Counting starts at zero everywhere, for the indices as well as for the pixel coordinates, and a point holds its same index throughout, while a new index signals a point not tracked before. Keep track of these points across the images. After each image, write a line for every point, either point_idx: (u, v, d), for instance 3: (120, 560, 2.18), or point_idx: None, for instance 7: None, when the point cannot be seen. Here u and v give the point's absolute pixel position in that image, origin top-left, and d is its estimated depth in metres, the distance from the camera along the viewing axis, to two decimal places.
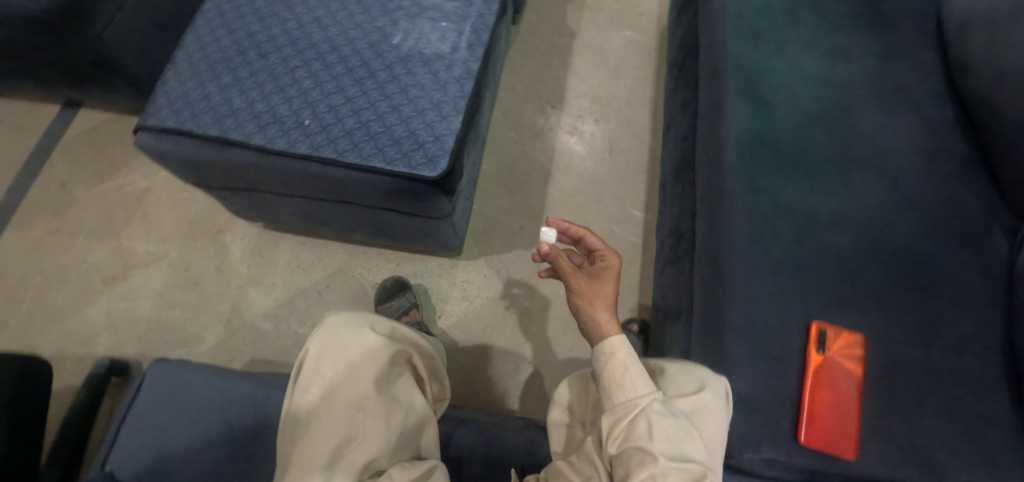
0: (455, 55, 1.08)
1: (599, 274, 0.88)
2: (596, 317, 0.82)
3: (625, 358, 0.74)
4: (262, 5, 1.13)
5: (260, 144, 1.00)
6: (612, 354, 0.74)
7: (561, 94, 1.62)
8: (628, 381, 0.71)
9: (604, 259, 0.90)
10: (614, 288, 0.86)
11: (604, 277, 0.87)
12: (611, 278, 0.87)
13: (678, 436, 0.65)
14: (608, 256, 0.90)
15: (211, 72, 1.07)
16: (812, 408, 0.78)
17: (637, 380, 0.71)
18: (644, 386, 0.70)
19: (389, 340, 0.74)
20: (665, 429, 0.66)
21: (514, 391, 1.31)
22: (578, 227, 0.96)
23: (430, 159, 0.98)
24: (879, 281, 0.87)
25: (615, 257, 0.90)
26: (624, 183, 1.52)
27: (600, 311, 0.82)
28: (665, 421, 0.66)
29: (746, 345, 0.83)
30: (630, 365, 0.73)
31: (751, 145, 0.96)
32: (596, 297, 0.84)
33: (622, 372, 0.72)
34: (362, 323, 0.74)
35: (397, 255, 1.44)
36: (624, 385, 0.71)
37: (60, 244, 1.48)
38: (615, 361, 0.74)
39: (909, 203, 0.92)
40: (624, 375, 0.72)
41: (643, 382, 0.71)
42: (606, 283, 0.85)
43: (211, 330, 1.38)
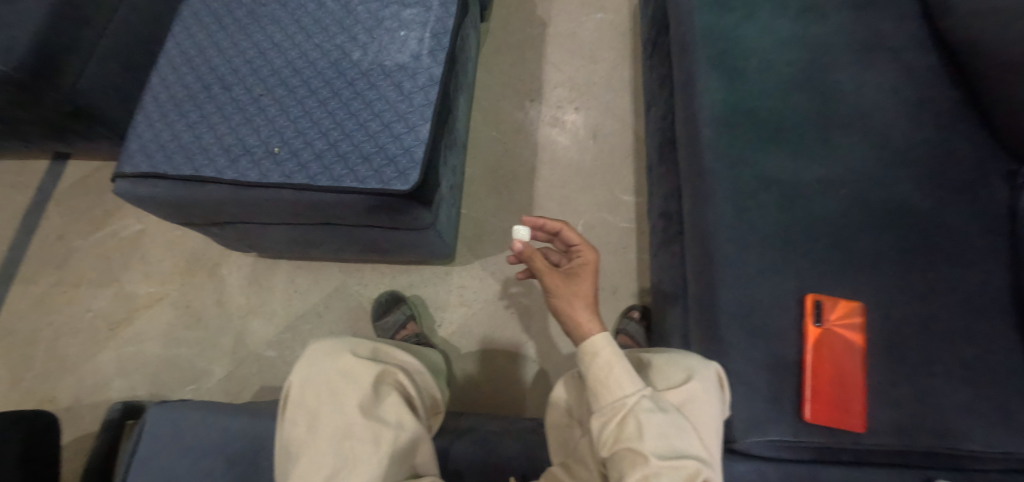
0: (417, 63, 1.07)
1: (577, 271, 0.86)
2: (576, 316, 0.81)
3: (609, 357, 0.74)
4: (221, 37, 1.13)
5: (233, 178, 1.00)
6: (596, 353, 0.75)
7: (538, 86, 1.59)
8: (614, 381, 0.72)
9: (581, 255, 0.89)
10: (592, 284, 0.85)
11: (582, 274, 0.86)
12: (589, 275, 0.86)
13: (668, 433, 0.67)
14: (585, 252, 0.88)
15: (178, 111, 1.06)
16: (814, 382, 0.76)
17: (623, 379, 0.72)
18: (630, 385, 0.71)
19: (368, 362, 0.75)
20: (655, 428, 0.67)
21: (523, 392, 1.30)
22: (553, 223, 0.94)
23: (401, 172, 0.97)
24: (874, 244, 0.83)
25: (593, 252, 0.89)
26: (611, 169, 1.49)
27: (580, 310, 0.81)
28: (654, 420, 0.68)
29: (741, 327, 0.80)
30: (615, 364, 0.73)
31: (728, 117, 0.92)
32: (575, 296, 0.83)
33: (608, 373, 0.73)
34: (343, 348, 0.76)
35: (391, 269, 1.44)
36: (610, 385, 0.72)
37: (64, 296, 1.50)
38: (600, 361, 0.74)
39: (899, 158, 0.88)
40: (610, 375, 0.72)
41: (630, 381, 0.71)
42: (584, 281, 0.84)
43: (218, 364, 1.39)
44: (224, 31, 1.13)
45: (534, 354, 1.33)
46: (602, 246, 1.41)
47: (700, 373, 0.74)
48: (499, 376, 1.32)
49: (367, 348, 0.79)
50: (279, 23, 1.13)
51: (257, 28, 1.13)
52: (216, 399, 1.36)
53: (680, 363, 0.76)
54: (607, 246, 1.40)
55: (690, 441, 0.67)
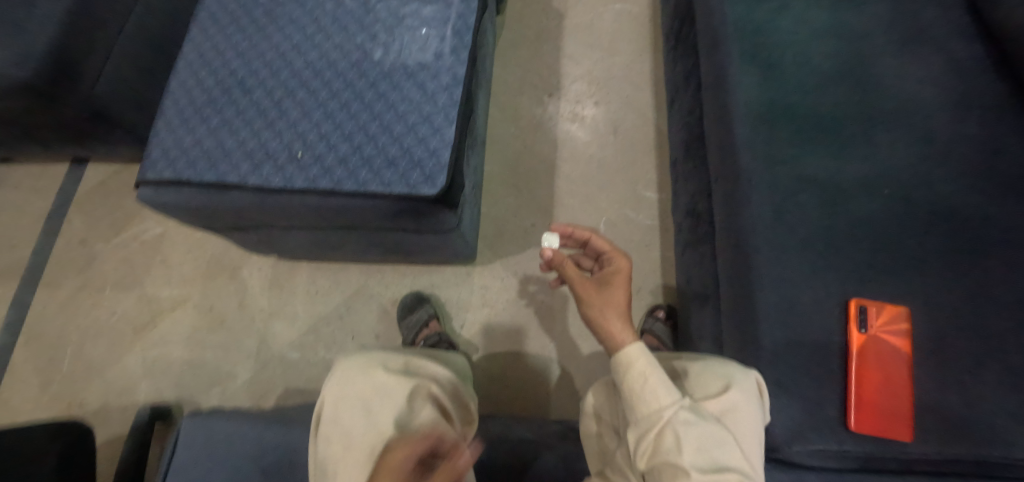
0: (440, 62, 1.05)
1: (609, 279, 0.87)
2: (608, 326, 0.80)
3: (643, 367, 0.72)
4: (240, 39, 1.11)
5: (257, 183, 0.98)
6: (631, 364, 0.73)
7: (557, 80, 1.56)
8: (650, 392, 0.70)
9: (614, 262, 0.89)
10: (625, 293, 0.84)
11: (615, 281, 0.86)
12: (622, 282, 0.86)
13: (708, 445, 0.65)
14: (617, 259, 0.89)
15: (200, 116, 1.05)
16: (859, 389, 0.74)
17: (658, 390, 0.70)
18: (666, 396, 0.69)
19: (400, 377, 0.75)
20: (695, 440, 0.65)
21: (547, 392, 1.29)
22: (582, 231, 0.96)
23: (427, 176, 0.95)
24: (920, 244, 0.80)
25: (624, 260, 0.89)
26: (633, 164, 1.46)
27: (613, 319, 0.80)
28: (693, 432, 0.66)
29: (781, 331, 0.78)
30: (650, 374, 0.71)
31: (761, 115, 0.90)
32: (607, 305, 0.82)
33: (643, 383, 0.71)
34: (373, 364, 0.76)
35: (412, 269, 1.43)
36: (646, 397, 0.70)
37: (88, 300, 1.51)
38: (634, 371, 0.72)
39: (944, 155, 0.85)
40: (645, 386, 0.70)
41: (666, 392, 0.69)
42: (615, 289, 0.84)
43: (242, 367, 1.39)
44: (242, 34, 1.12)
45: (557, 354, 1.32)
46: (625, 244, 1.38)
47: (738, 382, 0.71)
48: (523, 377, 1.30)
49: (398, 362, 0.80)
50: (297, 23, 1.11)
51: (275, 29, 1.11)
52: (242, 402, 1.37)
53: (718, 372, 0.74)
54: (631, 244, 1.38)
55: (733, 453, 0.65)
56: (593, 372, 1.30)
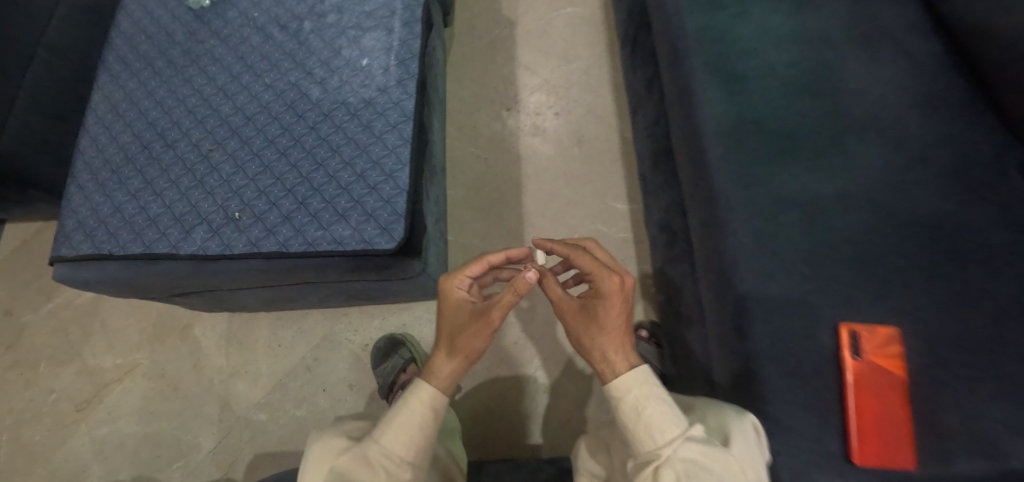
0: (385, 97, 0.95)
1: (593, 304, 0.78)
2: (598, 358, 0.77)
3: (637, 398, 0.71)
4: (154, 83, 0.96)
5: (191, 252, 0.87)
6: (624, 395, 0.72)
7: (514, 93, 1.48)
8: (645, 428, 0.69)
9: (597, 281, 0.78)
10: (613, 317, 0.77)
11: (601, 307, 0.77)
12: (611, 305, 0.77)
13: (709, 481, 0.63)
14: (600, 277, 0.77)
15: (116, 178, 0.91)
16: (860, 420, 0.70)
17: (654, 424, 0.68)
18: (663, 432, 0.67)
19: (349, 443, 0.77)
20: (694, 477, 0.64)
21: (536, 425, 1.23)
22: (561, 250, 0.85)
23: (383, 228, 0.87)
24: (906, 256, 0.77)
25: (611, 276, 0.77)
26: (601, 176, 1.40)
27: (602, 348, 0.77)
28: (691, 469, 0.64)
29: (777, 368, 0.74)
30: (644, 408, 0.70)
31: (731, 131, 0.86)
32: (595, 335, 0.78)
33: (637, 418, 0.70)
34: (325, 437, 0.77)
35: (380, 309, 1.34)
36: (641, 433, 0.69)
37: (20, 380, 1.35)
38: (627, 404, 0.71)
39: (918, 160, 0.81)
40: (639, 421, 0.69)
41: (662, 427, 0.68)
42: (603, 316, 0.77)
43: (205, 435, 1.28)
44: (156, 76, 0.97)
45: (544, 383, 1.26)
46: None
47: (736, 427, 0.68)
48: (508, 412, 1.24)
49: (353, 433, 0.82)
50: (220, 60, 0.97)
51: (194, 69, 0.97)
52: (208, 474, 1.26)
53: (718, 417, 0.71)
54: None
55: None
56: (580, 398, 1.25)
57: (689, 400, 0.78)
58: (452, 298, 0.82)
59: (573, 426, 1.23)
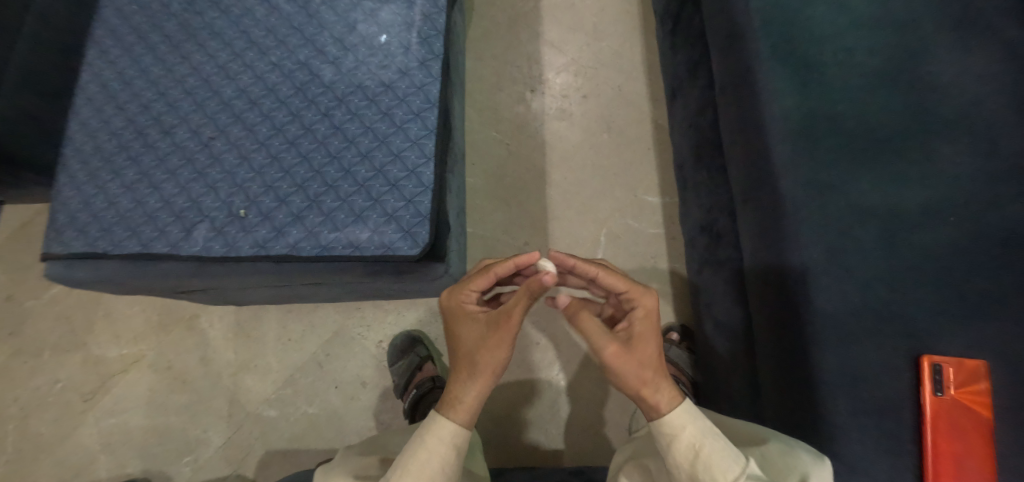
0: (406, 81, 0.85)
1: (636, 330, 0.70)
2: (640, 390, 0.69)
3: (691, 437, 0.66)
4: (148, 60, 0.87)
5: (193, 253, 0.79)
6: (677, 434, 0.67)
7: (539, 72, 1.36)
8: (703, 470, 0.64)
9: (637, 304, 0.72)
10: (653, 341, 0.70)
11: (643, 330, 0.70)
12: (650, 330, 0.71)
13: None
14: (640, 299, 0.72)
15: (110, 168, 0.83)
16: (937, 466, 0.67)
17: (713, 466, 0.64)
18: (724, 473, 0.64)
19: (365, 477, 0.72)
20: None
21: (558, 429, 1.18)
22: (586, 266, 0.76)
23: (406, 230, 0.79)
24: (998, 281, 0.72)
25: (649, 295, 0.72)
26: (632, 166, 1.31)
27: (643, 380, 0.69)
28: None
29: (848, 401, 0.72)
30: (701, 447, 0.65)
31: (805, 135, 0.80)
32: (636, 364, 0.69)
33: (695, 459, 0.65)
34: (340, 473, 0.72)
35: (395, 304, 1.28)
36: (700, 476, 0.64)
37: (21, 368, 1.24)
38: (682, 445, 0.66)
39: (1015, 168, 0.75)
40: (697, 462, 0.65)
41: (722, 467, 0.64)
42: (643, 343, 0.70)
43: (215, 430, 1.22)
44: (151, 52, 0.87)
45: (567, 386, 1.20)
46: (630, 258, 1.26)
47: (813, 471, 0.65)
48: (529, 415, 1.19)
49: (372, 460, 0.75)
50: (221, 35, 0.87)
51: (192, 45, 0.87)
52: (220, 470, 1.21)
53: (787, 459, 0.66)
54: (636, 259, 1.25)
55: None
56: (608, 402, 1.20)
57: (754, 430, 0.74)
58: (466, 317, 0.74)
59: (598, 431, 1.18)
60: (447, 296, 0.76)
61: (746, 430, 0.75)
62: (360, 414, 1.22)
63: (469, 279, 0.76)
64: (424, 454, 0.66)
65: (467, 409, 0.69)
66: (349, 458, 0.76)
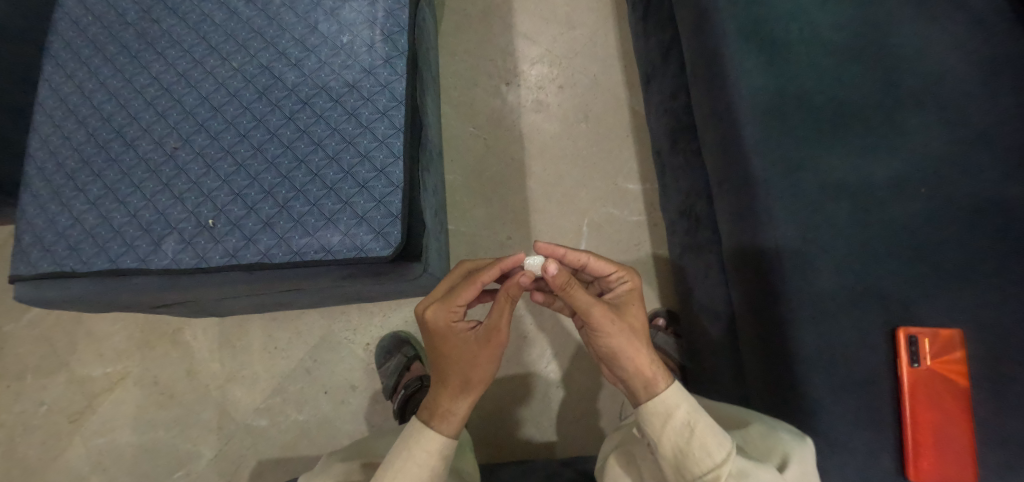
0: (371, 79, 0.83)
1: (625, 301, 0.73)
2: (640, 362, 0.68)
3: (685, 416, 0.66)
4: (106, 72, 0.85)
5: (163, 266, 0.78)
6: (670, 414, 0.66)
7: (513, 64, 1.34)
8: (698, 447, 0.63)
9: (625, 280, 0.76)
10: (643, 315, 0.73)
11: (632, 303, 0.73)
12: (639, 303, 0.73)
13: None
14: (628, 276, 0.76)
15: (73, 185, 0.81)
16: (915, 434, 0.69)
17: (708, 442, 0.63)
18: (718, 449, 0.62)
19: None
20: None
21: (550, 421, 1.18)
22: (574, 254, 0.76)
23: (378, 232, 0.79)
24: (966, 252, 0.74)
25: (636, 274, 0.76)
26: (611, 154, 1.30)
27: (640, 351, 0.68)
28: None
29: (827, 378, 0.72)
30: (696, 424, 0.65)
31: (775, 114, 0.80)
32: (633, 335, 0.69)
33: (690, 437, 0.64)
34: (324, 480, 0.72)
35: (381, 306, 1.26)
36: (695, 454, 0.63)
37: (5, 392, 1.19)
38: (677, 422, 0.65)
39: (978, 139, 0.77)
40: (692, 439, 0.64)
41: (716, 443, 0.63)
42: (634, 312, 0.72)
43: (206, 443, 1.18)
44: (109, 64, 0.85)
45: (557, 378, 1.20)
46: (613, 246, 1.25)
47: (794, 451, 0.64)
48: (521, 409, 1.18)
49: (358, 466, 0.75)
50: (180, 43, 0.85)
51: (151, 54, 0.85)
52: None
53: (769, 439, 0.67)
54: (620, 247, 1.25)
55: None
56: (599, 391, 1.20)
57: (737, 414, 0.75)
58: (453, 331, 0.71)
59: (589, 421, 1.18)
60: (429, 310, 0.71)
61: (730, 414, 0.75)
62: (351, 418, 1.21)
63: (456, 293, 0.70)
64: (404, 453, 0.67)
65: (455, 420, 0.69)
66: (333, 464, 0.76)
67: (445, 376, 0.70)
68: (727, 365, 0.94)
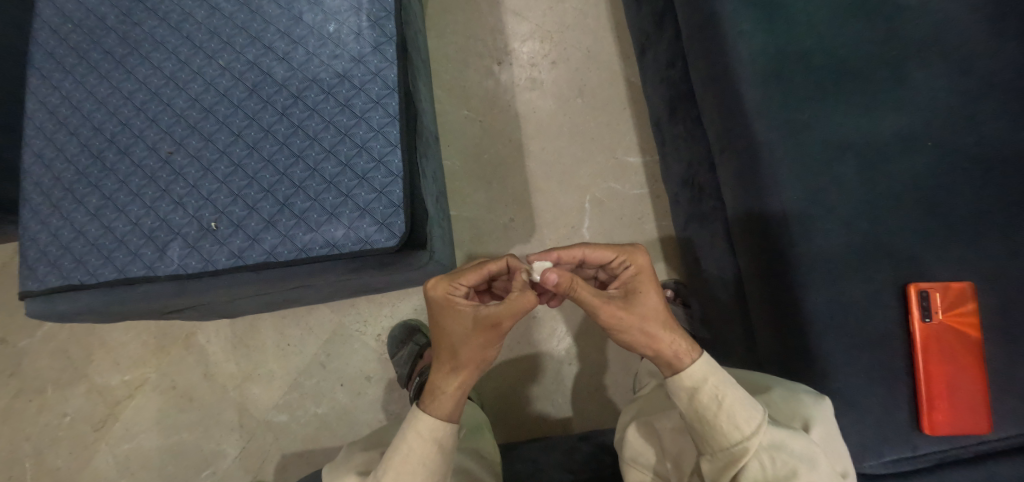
0: (361, 68, 0.82)
1: (633, 288, 0.71)
2: (659, 345, 0.67)
3: (715, 386, 0.64)
4: (93, 80, 0.84)
5: (171, 271, 0.78)
6: (697, 389, 0.65)
7: (503, 42, 1.31)
8: (727, 420, 0.62)
9: (627, 264, 0.73)
10: (658, 294, 0.71)
11: (642, 288, 0.70)
12: (652, 287, 0.71)
13: (800, 472, 0.60)
14: (630, 258, 0.73)
15: (72, 197, 0.81)
16: (930, 389, 0.70)
17: (737, 415, 0.62)
18: (749, 422, 0.61)
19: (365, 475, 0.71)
20: (783, 469, 0.60)
21: (564, 398, 1.19)
22: (570, 253, 0.76)
23: (381, 223, 0.78)
24: (976, 201, 0.74)
25: (639, 253, 0.73)
26: (609, 128, 1.29)
27: (658, 335, 0.67)
28: (781, 460, 0.60)
29: (841, 339, 0.72)
30: (723, 397, 0.63)
31: (776, 75, 0.78)
32: (647, 320, 0.68)
33: (718, 410, 0.63)
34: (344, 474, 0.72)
35: (389, 296, 1.27)
36: (723, 427, 0.62)
37: (29, 406, 1.20)
38: (703, 396, 0.64)
39: (983, 88, 0.76)
40: (720, 412, 0.63)
41: (745, 416, 0.62)
42: (647, 297, 0.69)
43: (229, 442, 1.20)
44: (95, 71, 0.84)
45: (568, 355, 1.20)
46: (617, 221, 1.25)
47: (815, 414, 0.65)
48: (533, 389, 1.19)
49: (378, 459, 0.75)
50: (164, 44, 0.83)
51: (135, 58, 0.83)
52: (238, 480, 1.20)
53: (793, 402, 0.67)
54: (623, 221, 1.25)
55: (822, 473, 0.60)
56: (611, 365, 1.21)
57: (751, 378, 0.75)
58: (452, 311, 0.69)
59: (603, 395, 1.20)
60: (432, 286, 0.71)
61: (750, 380, 0.75)
62: (369, 408, 1.22)
63: (461, 273, 0.73)
64: (406, 443, 0.65)
65: (445, 400, 0.67)
66: (355, 454, 0.77)
67: (438, 349, 0.70)
68: (738, 332, 0.95)
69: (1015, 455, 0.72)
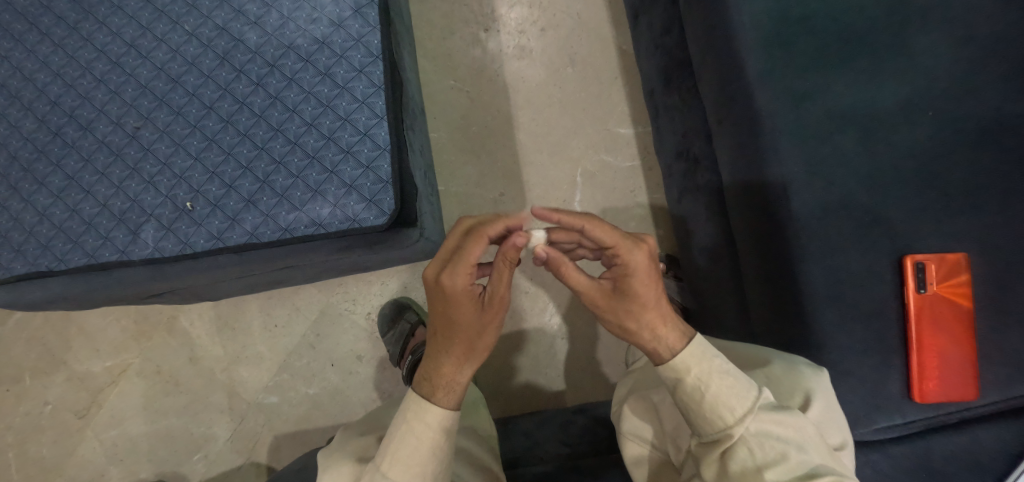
0: (341, 33, 0.77)
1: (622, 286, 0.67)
2: (638, 340, 0.68)
3: (701, 375, 0.63)
4: (46, 48, 0.77)
5: (146, 256, 0.74)
6: (682, 380, 0.64)
7: (489, 6, 1.25)
8: (711, 408, 0.62)
9: (621, 259, 0.65)
10: (648, 295, 0.66)
11: (633, 290, 0.66)
12: (643, 288, 0.66)
13: (789, 454, 0.58)
14: (625, 256, 0.65)
15: (32, 178, 0.75)
16: (921, 358, 0.72)
17: (721, 404, 0.61)
18: (734, 408, 0.61)
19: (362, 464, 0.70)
20: (772, 454, 0.59)
21: (557, 372, 1.20)
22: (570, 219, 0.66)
23: (369, 200, 0.75)
24: (973, 172, 0.74)
25: (636, 252, 0.64)
26: (601, 99, 1.25)
27: (637, 332, 0.68)
28: (769, 444, 0.59)
29: (836, 310, 0.73)
30: (708, 386, 0.62)
31: (778, 41, 0.76)
32: (626, 319, 0.67)
33: (702, 399, 0.62)
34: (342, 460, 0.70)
35: (378, 274, 1.24)
36: (709, 414, 0.62)
37: (8, 396, 1.16)
38: (687, 386, 0.64)
39: (985, 57, 0.75)
40: (704, 402, 0.62)
41: (729, 405, 0.61)
42: (634, 300, 0.66)
43: (219, 424, 1.19)
44: (47, 39, 0.77)
45: (561, 329, 1.20)
46: (609, 195, 1.23)
47: (816, 386, 0.66)
48: (526, 363, 1.20)
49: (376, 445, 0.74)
50: (122, 9, 0.77)
51: (91, 23, 0.77)
52: (231, 461, 1.19)
53: (791, 377, 0.68)
54: (615, 194, 1.24)
55: (812, 454, 0.59)
56: (604, 338, 1.21)
57: (746, 353, 0.76)
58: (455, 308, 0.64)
59: (596, 367, 1.21)
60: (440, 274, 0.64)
61: (746, 357, 0.75)
62: (362, 387, 1.22)
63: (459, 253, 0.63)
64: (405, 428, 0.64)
65: (458, 390, 0.66)
66: (352, 439, 0.76)
67: (450, 344, 0.66)
68: (732, 305, 0.95)
69: (999, 417, 0.74)
